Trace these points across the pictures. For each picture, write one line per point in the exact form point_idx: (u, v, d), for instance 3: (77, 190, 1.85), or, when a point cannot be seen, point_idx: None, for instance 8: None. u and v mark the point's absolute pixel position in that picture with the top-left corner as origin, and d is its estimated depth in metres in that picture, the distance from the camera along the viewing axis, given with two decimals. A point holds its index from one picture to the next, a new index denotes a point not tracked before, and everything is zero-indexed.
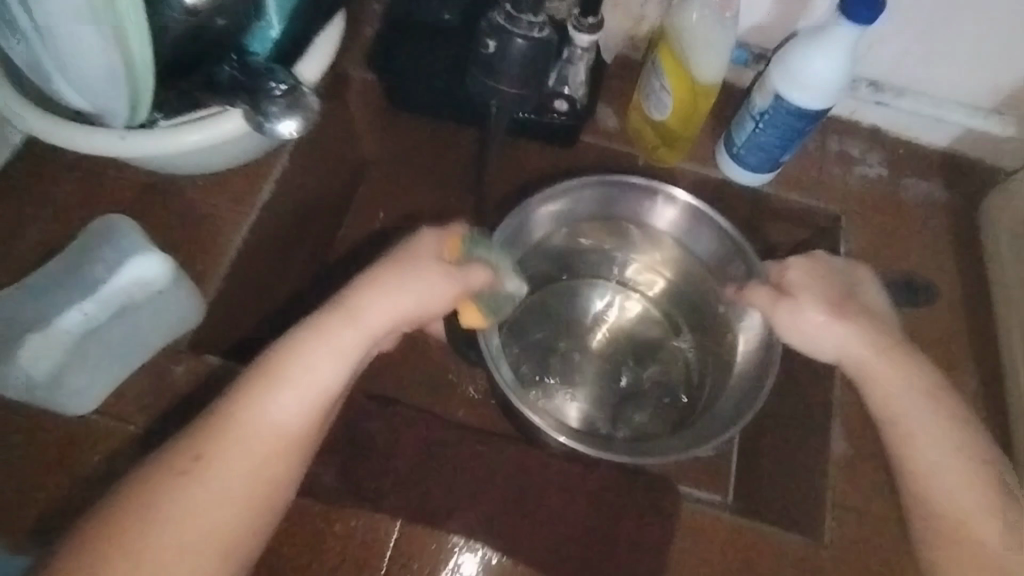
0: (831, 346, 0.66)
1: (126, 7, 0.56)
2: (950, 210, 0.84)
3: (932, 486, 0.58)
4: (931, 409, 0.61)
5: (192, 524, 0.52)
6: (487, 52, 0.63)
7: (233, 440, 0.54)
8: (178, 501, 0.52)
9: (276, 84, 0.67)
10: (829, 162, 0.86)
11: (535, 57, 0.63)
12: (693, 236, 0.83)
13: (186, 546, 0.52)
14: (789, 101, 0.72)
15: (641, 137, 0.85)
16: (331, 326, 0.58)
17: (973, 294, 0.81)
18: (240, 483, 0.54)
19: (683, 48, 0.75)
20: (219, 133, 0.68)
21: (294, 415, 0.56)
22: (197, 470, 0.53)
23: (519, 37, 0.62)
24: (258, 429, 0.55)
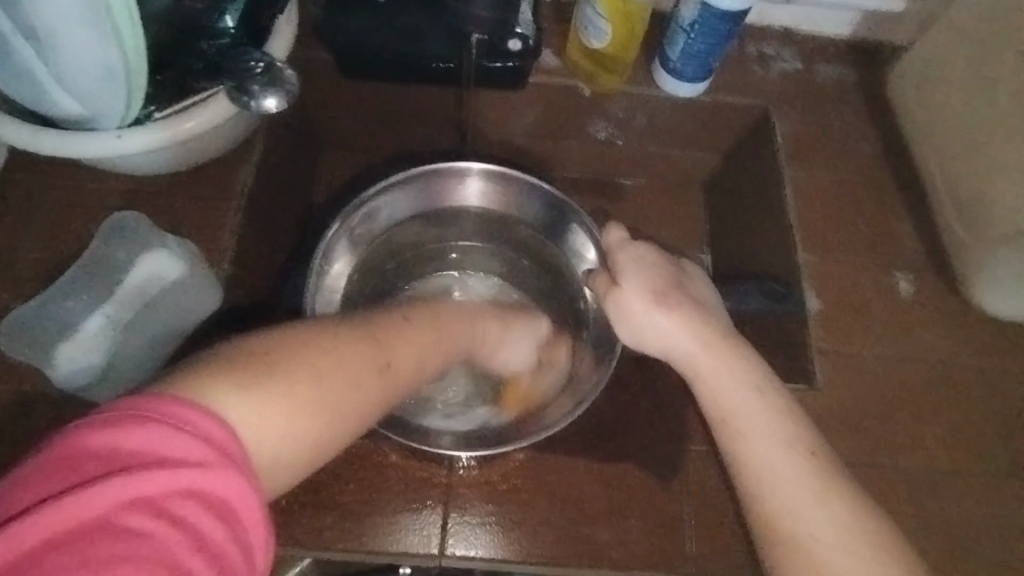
0: (676, 342, 0.69)
1: (119, 10, 0.61)
2: (860, 88, 0.96)
3: (790, 456, 0.62)
4: (742, 391, 0.65)
5: (322, 408, 0.52)
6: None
7: (379, 350, 0.58)
8: (308, 381, 0.52)
9: (255, 63, 0.72)
10: (751, 64, 0.95)
11: None
12: (525, 208, 0.88)
13: (290, 427, 0.50)
14: (716, 7, 0.81)
15: (583, 70, 0.92)
16: (376, 343, 0.58)
17: (893, 156, 0.93)
18: (366, 397, 0.55)
19: None
20: (209, 117, 0.73)
21: (354, 414, 0.54)
22: (265, 382, 0.49)
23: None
24: (336, 399, 0.53)
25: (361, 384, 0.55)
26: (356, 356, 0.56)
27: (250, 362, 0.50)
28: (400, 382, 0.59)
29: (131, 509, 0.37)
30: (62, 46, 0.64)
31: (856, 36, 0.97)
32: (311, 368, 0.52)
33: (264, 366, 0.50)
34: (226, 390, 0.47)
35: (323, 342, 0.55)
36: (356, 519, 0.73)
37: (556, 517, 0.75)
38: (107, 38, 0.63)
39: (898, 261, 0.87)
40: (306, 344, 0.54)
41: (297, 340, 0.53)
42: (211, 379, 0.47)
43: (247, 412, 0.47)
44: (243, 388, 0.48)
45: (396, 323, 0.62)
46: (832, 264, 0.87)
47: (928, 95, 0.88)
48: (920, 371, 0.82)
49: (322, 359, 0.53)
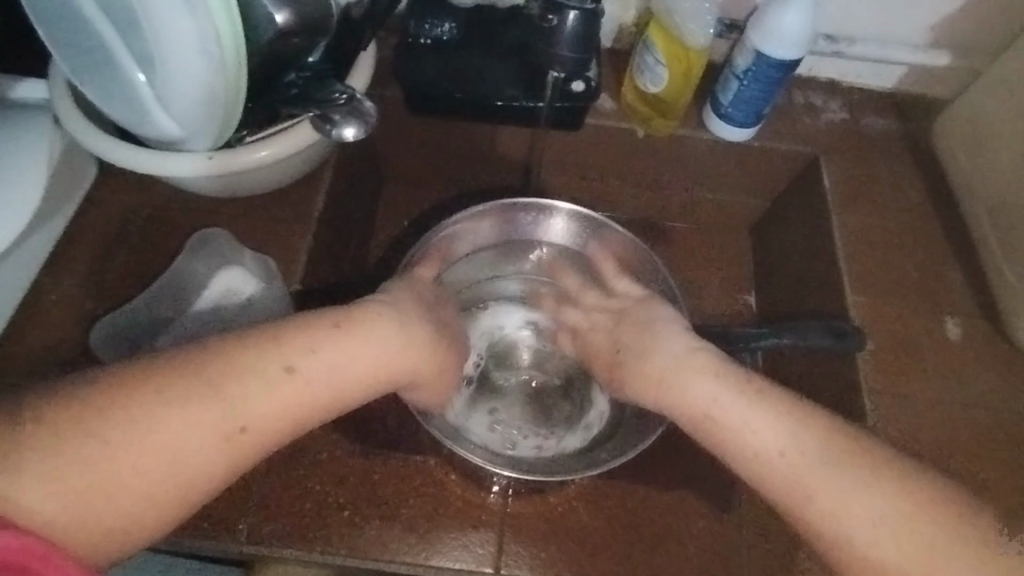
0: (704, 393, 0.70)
1: (231, 54, 0.65)
2: (906, 137, 0.99)
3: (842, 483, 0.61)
4: (784, 436, 0.65)
5: (165, 451, 0.53)
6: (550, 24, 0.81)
7: (289, 361, 0.60)
8: (174, 423, 0.54)
9: (338, 94, 0.77)
10: (799, 113, 1.00)
11: (585, 26, 0.80)
12: (595, 248, 0.90)
13: (153, 464, 0.53)
14: (768, 56, 0.86)
15: (637, 113, 0.97)
16: (313, 334, 0.62)
17: (940, 204, 0.96)
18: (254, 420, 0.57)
19: (671, 26, 0.88)
20: (288, 146, 0.77)
21: (239, 446, 0.57)
22: (91, 432, 0.51)
23: (574, 8, 0.79)
24: (181, 450, 0.54)
25: (252, 405, 0.57)
26: (263, 377, 0.59)
27: (96, 399, 0.52)
28: (284, 409, 0.59)
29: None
30: (172, 82, 0.68)
31: (903, 90, 1.01)
32: (203, 400, 0.55)
33: (89, 414, 0.52)
34: (93, 443, 0.51)
35: (190, 376, 0.56)
36: (414, 532, 0.74)
37: (609, 541, 0.75)
38: (214, 69, 0.66)
39: (947, 305, 0.89)
40: (173, 377, 0.55)
41: (199, 371, 0.56)
42: (88, 418, 0.51)
43: (119, 457, 0.52)
44: (59, 439, 0.50)
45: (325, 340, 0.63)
46: (881, 305, 0.89)
47: (974, 146, 0.91)
48: (970, 413, 0.83)
49: (203, 386, 0.56)
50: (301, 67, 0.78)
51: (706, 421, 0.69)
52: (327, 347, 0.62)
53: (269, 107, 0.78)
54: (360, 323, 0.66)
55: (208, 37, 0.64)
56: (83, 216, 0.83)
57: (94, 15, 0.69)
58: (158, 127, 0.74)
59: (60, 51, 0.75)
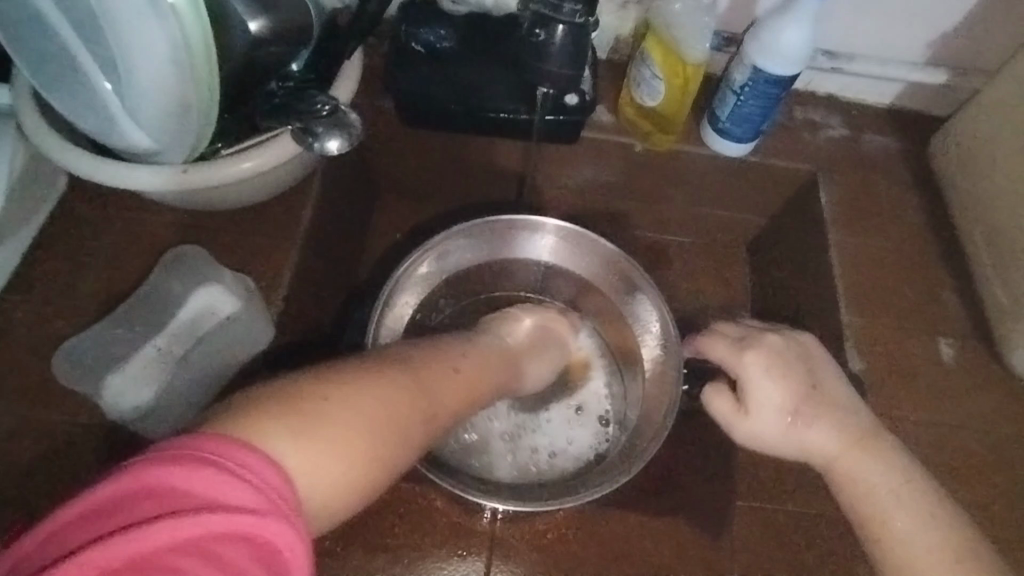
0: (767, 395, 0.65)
1: (202, 66, 0.62)
2: (904, 155, 0.98)
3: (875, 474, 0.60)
4: (876, 465, 0.60)
5: (348, 448, 0.46)
6: (538, 39, 0.79)
7: (424, 398, 0.53)
8: (346, 419, 0.46)
9: (320, 105, 0.73)
10: (799, 129, 0.98)
11: (574, 40, 0.79)
12: (584, 262, 0.89)
13: (328, 466, 0.44)
14: (767, 71, 0.84)
15: (637, 127, 0.95)
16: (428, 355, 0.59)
17: (939, 224, 0.94)
18: (396, 439, 0.49)
19: (670, 39, 0.85)
20: (266, 159, 0.74)
21: (395, 445, 0.49)
22: (276, 425, 0.43)
23: (563, 22, 0.77)
24: (361, 442, 0.47)
25: (399, 425, 0.50)
26: (409, 390, 0.52)
27: (253, 407, 0.43)
28: (415, 428, 0.52)
29: (178, 551, 0.35)
30: (139, 91, 0.64)
31: (902, 108, 1.00)
32: (358, 412, 0.47)
33: (263, 413, 0.43)
34: (286, 436, 0.42)
35: (349, 386, 0.48)
36: (401, 564, 0.71)
37: (600, 572, 0.73)
38: (184, 76, 0.62)
39: (944, 328, 0.88)
40: (347, 385, 0.48)
41: (351, 373, 0.50)
42: (250, 420, 0.42)
43: (301, 457, 0.43)
44: (265, 428, 0.42)
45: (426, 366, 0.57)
46: (878, 327, 0.87)
47: (972, 166, 0.90)
48: (966, 440, 0.82)
49: (346, 389, 0.48)
50: (283, 75, 0.76)
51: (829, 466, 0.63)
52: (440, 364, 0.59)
53: (247, 117, 0.75)
54: (465, 355, 0.64)
55: (177, 49, 0.61)
56: (54, 228, 0.79)
57: (54, 19, 0.65)
58: (128, 136, 0.70)
59: (18, 56, 0.71)
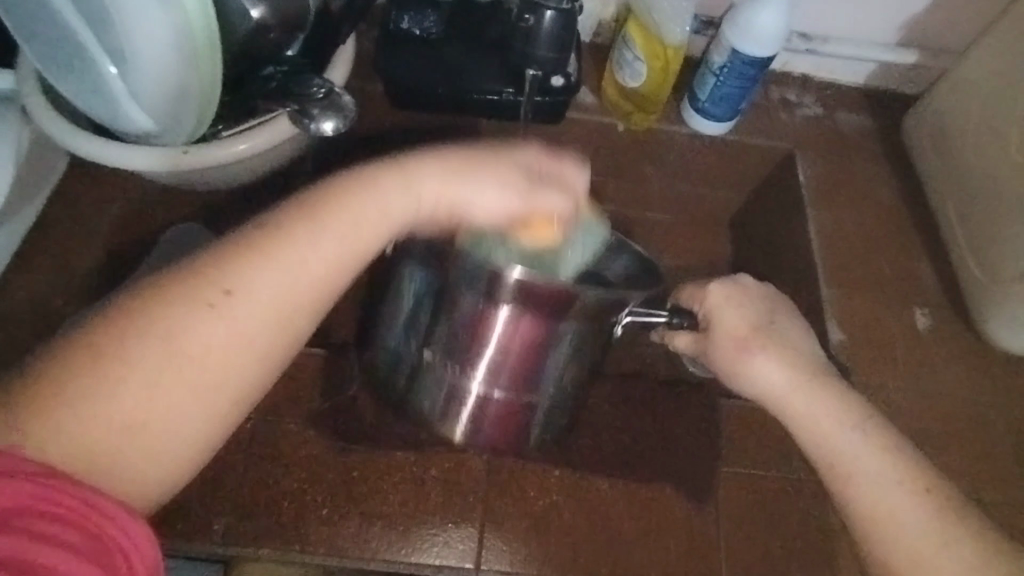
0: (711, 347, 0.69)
1: (204, 54, 0.64)
2: (877, 133, 1.01)
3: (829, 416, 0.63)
4: (834, 413, 0.63)
5: (161, 397, 0.46)
6: (527, 24, 0.82)
7: (215, 282, 0.48)
8: (160, 369, 0.46)
9: (316, 89, 0.76)
10: (775, 110, 1.01)
11: (563, 24, 0.82)
12: None
13: (135, 416, 0.46)
14: (744, 53, 0.88)
15: (618, 107, 0.98)
16: (276, 230, 0.51)
17: (911, 198, 0.98)
18: (228, 341, 0.48)
19: (651, 23, 0.88)
20: (263, 142, 0.76)
21: (230, 351, 0.48)
22: (83, 374, 0.45)
23: (551, 8, 0.81)
24: (185, 372, 0.47)
25: (226, 333, 0.48)
26: (232, 309, 0.48)
27: (84, 353, 0.45)
28: (267, 305, 0.49)
29: (28, 545, 0.38)
30: (144, 77, 0.67)
31: (875, 88, 1.03)
32: (179, 344, 0.47)
33: (63, 367, 0.45)
34: (80, 385, 0.45)
35: (172, 316, 0.47)
36: (396, 530, 0.74)
37: (588, 535, 0.76)
38: (186, 63, 0.65)
39: (917, 297, 0.91)
40: (155, 314, 0.47)
41: (149, 300, 0.47)
42: (63, 377, 0.45)
43: (102, 407, 0.45)
44: (70, 386, 0.45)
45: (294, 224, 0.51)
46: (853, 297, 0.91)
47: (943, 143, 0.94)
48: (937, 402, 0.85)
49: (144, 330, 0.47)
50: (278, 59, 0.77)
51: (788, 406, 0.64)
52: (286, 237, 0.50)
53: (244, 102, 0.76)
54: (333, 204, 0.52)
55: (182, 38, 0.63)
56: (55, 212, 0.82)
57: (61, 7, 0.67)
58: (131, 120, 0.72)
59: (26, 42, 0.73)
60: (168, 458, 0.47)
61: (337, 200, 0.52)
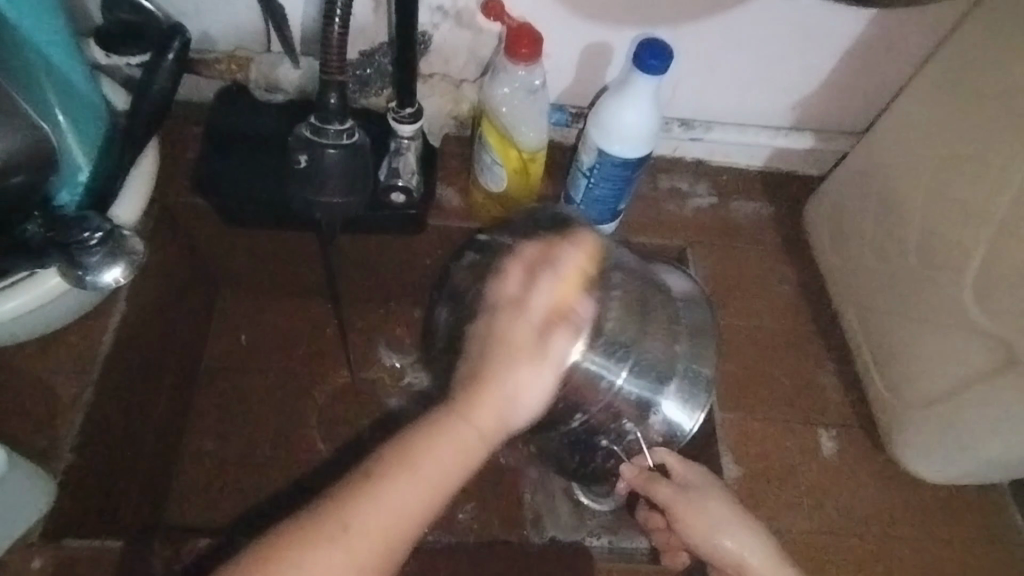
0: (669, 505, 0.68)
1: None
2: (777, 222, 0.92)
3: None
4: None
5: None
6: (302, 165, 0.67)
7: (404, 472, 0.57)
8: (342, 553, 0.53)
9: (90, 232, 0.63)
10: (663, 200, 0.91)
11: (351, 161, 0.67)
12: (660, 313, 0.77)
13: (359, 557, 0.54)
14: (611, 154, 0.78)
15: (485, 210, 0.86)
16: (444, 420, 0.60)
17: (814, 298, 0.88)
18: (431, 479, 0.57)
19: (502, 125, 0.79)
20: (34, 295, 0.66)
21: (399, 536, 0.56)
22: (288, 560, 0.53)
23: (330, 145, 0.66)
24: (358, 543, 0.54)
25: (439, 459, 0.58)
26: (406, 483, 0.57)
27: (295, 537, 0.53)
28: (453, 465, 0.59)
29: None
30: None
31: (775, 173, 0.93)
32: (391, 490, 0.56)
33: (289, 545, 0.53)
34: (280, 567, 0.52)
35: (416, 451, 0.58)
36: None
37: None
38: None
39: (822, 417, 0.81)
40: (359, 506, 0.55)
41: (338, 504, 0.55)
42: (268, 557, 0.53)
43: None
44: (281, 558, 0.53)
45: (455, 413, 0.61)
46: (751, 421, 0.80)
47: (841, 239, 0.84)
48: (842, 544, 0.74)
49: (337, 509, 0.55)
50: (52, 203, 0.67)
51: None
52: (444, 431, 0.59)
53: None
54: (496, 389, 0.62)
55: None
56: None
57: None
58: None
59: None
60: None
61: (455, 404, 0.61)
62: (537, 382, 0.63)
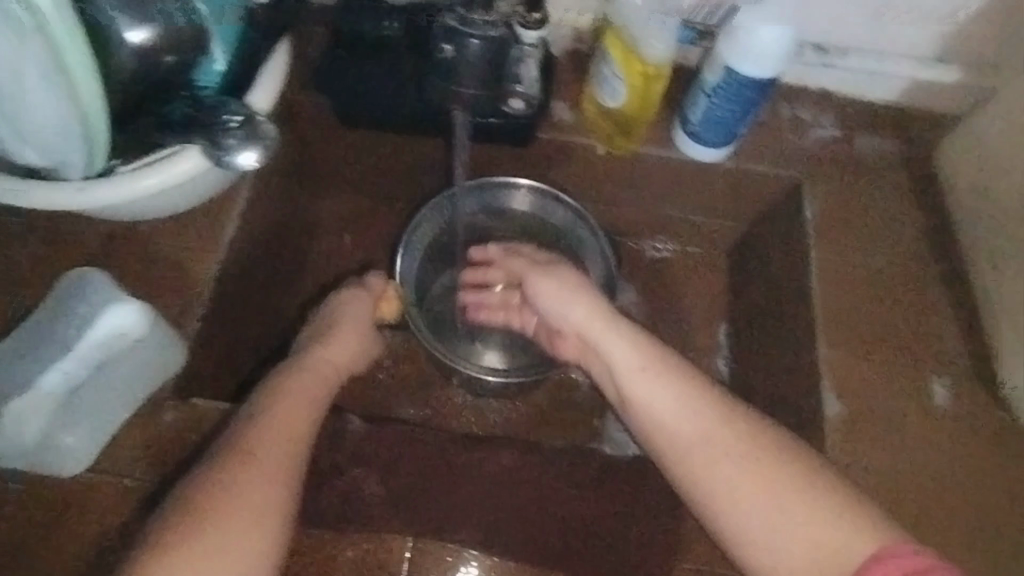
0: (574, 311, 0.73)
1: (74, 60, 0.55)
2: (904, 161, 0.87)
3: (700, 411, 0.62)
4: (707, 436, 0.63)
5: (244, 522, 0.56)
6: (432, 37, 0.66)
7: (282, 425, 0.63)
8: (247, 500, 0.57)
9: (231, 116, 0.66)
10: (783, 129, 0.87)
11: (491, 52, 0.70)
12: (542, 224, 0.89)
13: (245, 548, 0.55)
14: (741, 72, 0.75)
15: (597, 127, 0.86)
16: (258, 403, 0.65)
17: (937, 241, 0.84)
18: (296, 408, 0.65)
19: (627, 36, 0.77)
20: (167, 177, 0.66)
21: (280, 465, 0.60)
22: (194, 535, 0.54)
23: (475, 36, 0.68)
24: (259, 480, 0.58)
25: (280, 422, 0.63)
26: (298, 421, 0.64)
27: (199, 511, 0.56)
28: (306, 398, 0.66)
29: None
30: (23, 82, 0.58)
31: (904, 111, 0.89)
32: (284, 432, 0.62)
33: (190, 518, 0.55)
34: (191, 535, 0.54)
35: (261, 404, 0.64)
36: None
37: None
38: (56, 89, 0.57)
39: (935, 363, 0.77)
40: (257, 451, 0.60)
41: (226, 457, 0.60)
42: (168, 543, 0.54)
43: (213, 549, 0.54)
44: (175, 543, 0.54)
45: (269, 396, 0.66)
46: (862, 361, 0.77)
47: (978, 182, 0.79)
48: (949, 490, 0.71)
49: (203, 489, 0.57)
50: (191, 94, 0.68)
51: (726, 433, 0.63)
52: (257, 399, 0.65)
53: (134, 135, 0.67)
54: (293, 367, 0.69)
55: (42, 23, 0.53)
56: None
57: None
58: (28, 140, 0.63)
59: None
60: (265, 532, 0.56)
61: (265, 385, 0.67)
62: (310, 365, 0.70)
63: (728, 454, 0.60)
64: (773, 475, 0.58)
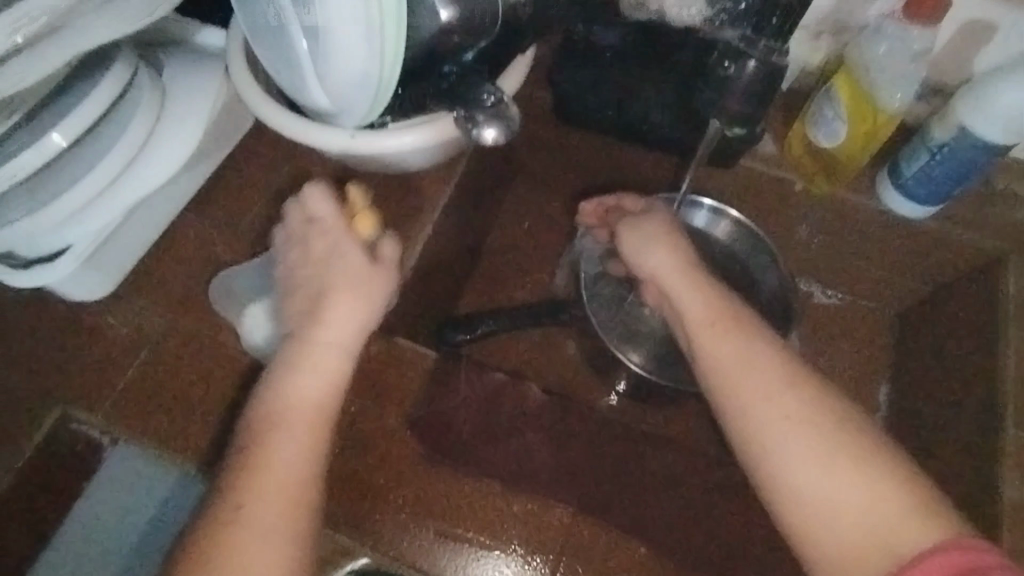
0: (655, 259, 0.66)
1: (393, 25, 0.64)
2: None
3: (761, 374, 0.57)
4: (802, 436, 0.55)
5: (271, 533, 0.52)
6: (725, 73, 0.70)
7: (254, 418, 0.56)
8: (264, 510, 0.53)
9: (487, 96, 0.72)
10: (996, 201, 0.86)
11: None
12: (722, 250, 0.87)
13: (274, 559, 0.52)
14: (977, 135, 0.75)
15: (802, 165, 0.89)
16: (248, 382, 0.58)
17: None
18: (296, 405, 0.57)
19: (864, 80, 0.79)
20: (417, 140, 0.75)
21: (297, 475, 0.55)
22: (228, 539, 0.52)
23: None
24: (269, 488, 0.53)
25: (272, 427, 0.56)
26: (273, 411, 0.56)
27: (239, 516, 0.52)
28: (312, 383, 0.58)
29: None
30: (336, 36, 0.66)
31: None
32: (284, 434, 0.55)
33: (230, 520, 0.52)
34: (235, 532, 0.52)
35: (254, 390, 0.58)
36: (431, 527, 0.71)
37: None
38: (368, 48, 0.65)
39: None
40: (265, 459, 0.54)
41: (248, 454, 0.55)
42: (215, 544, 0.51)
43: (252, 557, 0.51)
44: (220, 543, 0.51)
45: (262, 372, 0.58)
46: None
47: None
48: None
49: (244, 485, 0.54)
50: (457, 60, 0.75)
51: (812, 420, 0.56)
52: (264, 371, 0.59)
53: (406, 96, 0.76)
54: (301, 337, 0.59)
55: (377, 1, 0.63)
56: (233, 164, 0.86)
57: None
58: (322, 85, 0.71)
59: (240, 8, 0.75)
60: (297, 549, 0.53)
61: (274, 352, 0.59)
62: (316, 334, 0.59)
63: (787, 431, 0.54)
64: (836, 470, 0.52)
